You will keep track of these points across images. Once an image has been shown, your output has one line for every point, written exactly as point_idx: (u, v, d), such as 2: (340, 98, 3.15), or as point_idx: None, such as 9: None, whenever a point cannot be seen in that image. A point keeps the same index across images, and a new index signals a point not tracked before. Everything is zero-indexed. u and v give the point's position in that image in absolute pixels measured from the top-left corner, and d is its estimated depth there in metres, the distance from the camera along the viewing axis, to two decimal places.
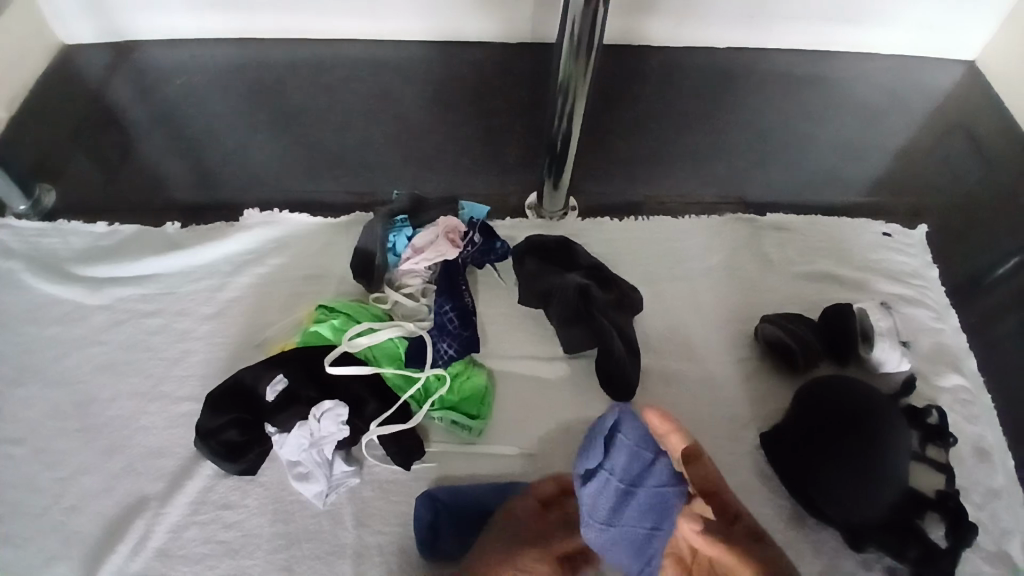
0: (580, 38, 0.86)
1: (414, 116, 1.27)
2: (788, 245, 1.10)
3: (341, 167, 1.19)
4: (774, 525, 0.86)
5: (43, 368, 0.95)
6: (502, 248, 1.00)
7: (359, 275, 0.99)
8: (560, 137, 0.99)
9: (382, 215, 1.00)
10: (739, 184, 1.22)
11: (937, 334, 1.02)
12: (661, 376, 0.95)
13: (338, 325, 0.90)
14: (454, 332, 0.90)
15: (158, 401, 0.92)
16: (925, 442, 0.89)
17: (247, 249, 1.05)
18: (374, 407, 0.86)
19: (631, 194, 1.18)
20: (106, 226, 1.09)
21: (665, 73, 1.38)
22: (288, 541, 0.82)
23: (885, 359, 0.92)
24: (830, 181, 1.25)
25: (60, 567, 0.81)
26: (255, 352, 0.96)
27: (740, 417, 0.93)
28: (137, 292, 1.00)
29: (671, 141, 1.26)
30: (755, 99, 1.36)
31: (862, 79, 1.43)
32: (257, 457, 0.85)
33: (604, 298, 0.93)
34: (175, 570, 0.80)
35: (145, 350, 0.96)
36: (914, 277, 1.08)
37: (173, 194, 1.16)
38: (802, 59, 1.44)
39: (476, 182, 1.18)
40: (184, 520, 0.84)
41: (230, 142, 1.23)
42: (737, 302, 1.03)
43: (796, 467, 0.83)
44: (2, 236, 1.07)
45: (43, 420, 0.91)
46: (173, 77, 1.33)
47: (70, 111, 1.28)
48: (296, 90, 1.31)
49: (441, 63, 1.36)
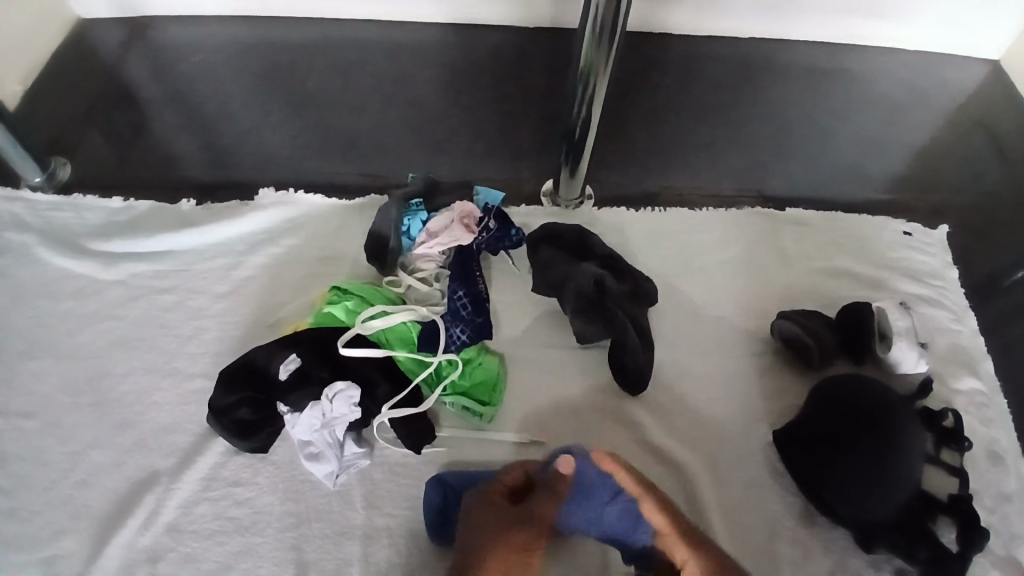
0: (602, 28, 0.84)
1: (429, 100, 1.26)
2: (806, 240, 1.08)
3: (355, 149, 1.18)
4: (786, 522, 0.85)
5: (57, 341, 0.96)
6: (518, 235, 0.99)
7: (372, 257, 0.98)
8: (579, 124, 0.97)
9: (398, 198, 0.99)
10: (758, 178, 1.20)
11: (953, 335, 1.01)
12: (675, 368, 0.95)
13: (352, 307, 0.90)
14: (467, 318, 0.90)
15: (171, 376, 0.92)
16: (939, 444, 0.89)
17: (261, 229, 1.04)
18: (386, 389, 0.86)
19: (648, 185, 1.16)
20: (121, 202, 1.08)
21: (686, 63, 1.35)
22: (298, 520, 0.83)
23: (901, 359, 0.91)
24: (850, 178, 1.23)
25: (71, 538, 0.82)
26: (268, 331, 0.96)
27: (754, 412, 0.92)
28: (151, 269, 1.00)
29: (689, 132, 1.25)
30: (776, 92, 1.33)
31: (886, 77, 1.40)
32: (269, 436, 0.86)
33: (619, 289, 0.92)
34: (184, 546, 0.81)
35: (159, 327, 0.96)
36: (933, 277, 1.06)
37: (188, 172, 1.16)
38: (824, 52, 1.41)
39: (492, 168, 1.17)
40: (195, 496, 0.84)
41: (246, 121, 1.22)
42: (752, 296, 1.02)
43: (809, 467, 0.83)
44: (17, 209, 1.07)
45: (55, 393, 0.92)
46: (188, 55, 1.32)
47: (84, 87, 1.27)
48: (311, 70, 1.30)
49: (457, 46, 1.34)
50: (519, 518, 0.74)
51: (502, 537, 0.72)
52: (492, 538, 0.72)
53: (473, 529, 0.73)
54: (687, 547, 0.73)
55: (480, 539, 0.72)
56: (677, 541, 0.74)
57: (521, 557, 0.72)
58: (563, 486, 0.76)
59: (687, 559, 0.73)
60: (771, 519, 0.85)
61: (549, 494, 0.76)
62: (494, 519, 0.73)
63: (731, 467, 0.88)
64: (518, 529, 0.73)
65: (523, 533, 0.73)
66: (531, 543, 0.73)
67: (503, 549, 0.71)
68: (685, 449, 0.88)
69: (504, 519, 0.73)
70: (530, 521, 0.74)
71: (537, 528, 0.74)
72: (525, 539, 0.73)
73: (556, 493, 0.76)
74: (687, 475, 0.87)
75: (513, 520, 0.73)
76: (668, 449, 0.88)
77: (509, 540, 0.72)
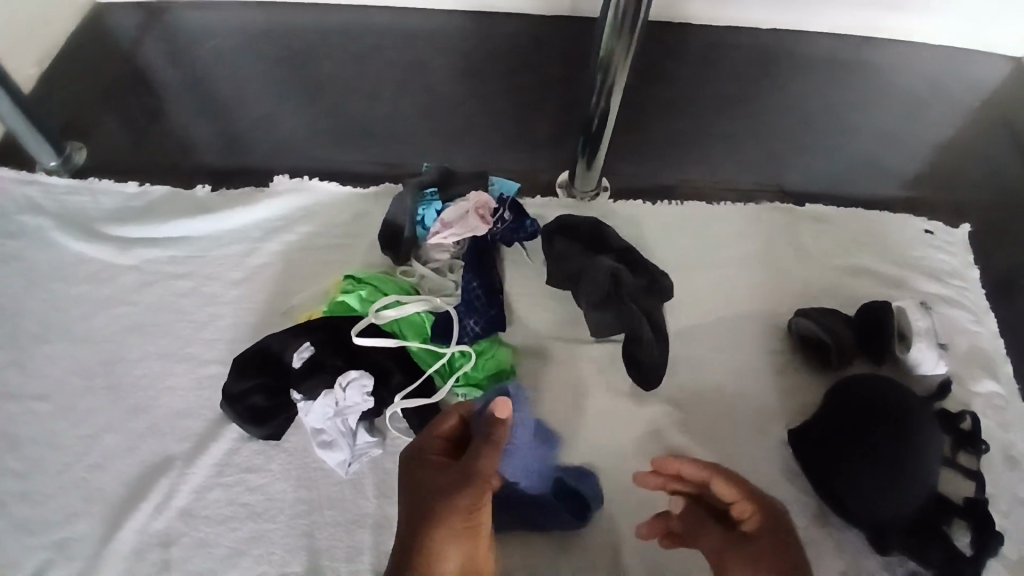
0: (624, 18, 0.83)
1: (443, 89, 1.24)
2: (826, 237, 1.06)
3: (369, 138, 1.18)
4: (799, 522, 0.84)
5: (73, 325, 0.96)
6: (532, 227, 0.97)
7: (386, 246, 0.97)
8: (597, 115, 0.95)
9: (413, 187, 0.98)
10: (776, 172, 1.18)
11: (973, 336, 0.99)
12: (689, 363, 0.94)
13: (366, 296, 0.89)
14: (480, 309, 0.90)
15: (186, 362, 0.93)
16: (956, 447, 0.88)
17: (276, 216, 1.04)
18: (399, 378, 0.86)
19: (665, 178, 1.15)
20: (137, 187, 1.08)
21: (705, 54, 1.33)
22: (310, 507, 0.83)
23: (920, 360, 0.90)
24: (870, 174, 1.21)
25: (86, 521, 0.83)
26: (281, 318, 0.96)
27: (769, 410, 0.91)
28: (166, 254, 1.01)
29: (707, 124, 1.23)
30: (796, 86, 1.31)
31: (911, 72, 1.37)
32: (283, 423, 0.86)
33: (635, 283, 0.92)
34: (197, 530, 0.82)
35: (174, 312, 0.96)
36: (954, 277, 1.04)
37: (203, 158, 1.15)
38: (846, 45, 1.38)
39: (507, 158, 1.15)
40: (208, 481, 0.85)
41: (260, 108, 1.22)
42: (769, 293, 1.00)
43: (825, 467, 0.82)
44: (33, 192, 1.07)
45: (70, 377, 0.92)
46: (202, 40, 1.32)
47: (99, 71, 1.27)
48: (325, 57, 1.29)
49: (473, 34, 1.32)
50: (458, 471, 0.68)
51: (441, 498, 0.66)
52: (431, 493, 0.67)
53: (413, 484, 0.69)
54: (743, 495, 0.72)
55: (422, 505, 0.67)
56: (735, 493, 0.72)
57: (464, 519, 0.66)
58: (498, 430, 0.70)
59: (748, 507, 0.72)
60: None
61: (482, 445, 0.69)
62: (433, 474, 0.69)
63: (744, 465, 0.87)
64: (456, 482, 0.67)
65: (457, 490, 0.66)
66: (470, 499, 0.66)
67: (442, 512, 0.66)
68: (698, 446, 0.88)
69: (444, 473, 0.69)
70: (467, 474, 0.67)
71: (476, 481, 0.67)
72: (463, 495, 0.66)
73: (491, 441, 0.69)
74: None
75: (451, 474, 0.68)
76: (681, 445, 0.87)
77: (446, 494, 0.66)
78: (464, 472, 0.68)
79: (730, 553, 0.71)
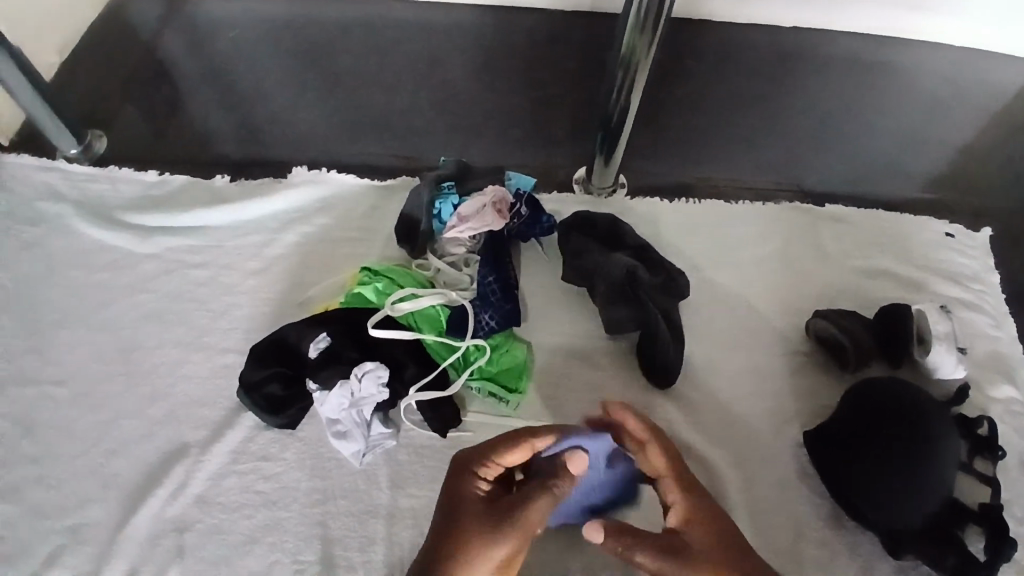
0: (647, 14, 0.82)
1: (461, 83, 1.24)
2: (845, 237, 1.05)
3: (387, 131, 1.18)
4: (812, 523, 0.84)
5: (92, 312, 0.97)
6: (549, 222, 0.97)
7: (403, 240, 0.98)
8: (617, 111, 0.95)
9: (430, 180, 0.98)
10: (795, 171, 1.17)
11: (992, 341, 0.97)
12: (705, 362, 0.93)
13: (382, 288, 0.90)
14: (496, 304, 0.89)
15: (203, 350, 0.94)
16: (973, 452, 0.87)
17: (294, 207, 1.05)
18: (413, 371, 0.86)
19: (682, 176, 1.14)
20: (157, 176, 1.09)
21: (726, 51, 1.32)
22: (323, 497, 0.84)
23: (939, 364, 0.89)
24: (890, 175, 1.19)
25: (102, 505, 0.84)
26: (298, 309, 0.97)
27: (783, 411, 0.91)
28: (184, 243, 1.01)
29: (726, 122, 1.22)
30: (816, 85, 1.29)
31: (936, 72, 1.34)
32: (298, 412, 0.86)
33: (651, 281, 0.91)
34: (212, 517, 0.83)
35: (191, 301, 0.97)
36: (973, 281, 1.03)
37: (221, 148, 1.16)
38: (869, 44, 1.36)
39: (524, 154, 1.15)
40: (223, 469, 0.86)
41: (279, 99, 1.22)
42: (787, 294, 1.00)
43: (840, 470, 0.81)
44: (54, 179, 1.09)
45: (88, 362, 0.94)
46: (222, 31, 1.32)
47: (120, 61, 1.28)
48: (344, 49, 1.29)
49: (492, 28, 1.32)
50: (514, 510, 0.68)
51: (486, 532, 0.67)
52: (479, 528, 0.67)
53: (459, 504, 0.69)
54: (669, 467, 0.73)
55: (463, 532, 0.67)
56: (662, 464, 0.73)
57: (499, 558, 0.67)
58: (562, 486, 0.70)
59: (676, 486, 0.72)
60: (798, 519, 0.84)
61: (542, 493, 0.69)
62: (484, 505, 0.69)
63: (758, 465, 0.87)
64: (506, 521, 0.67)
65: (506, 531, 0.67)
66: (511, 547, 0.67)
67: (483, 547, 0.66)
68: (712, 445, 0.87)
69: (497, 507, 0.69)
70: (521, 517, 0.68)
71: (526, 528, 0.68)
72: (505, 541, 0.67)
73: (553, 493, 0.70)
74: (714, 472, 0.86)
75: (499, 511, 0.68)
76: (695, 444, 0.87)
77: (497, 534, 0.67)
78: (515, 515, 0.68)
79: (652, 538, 0.67)
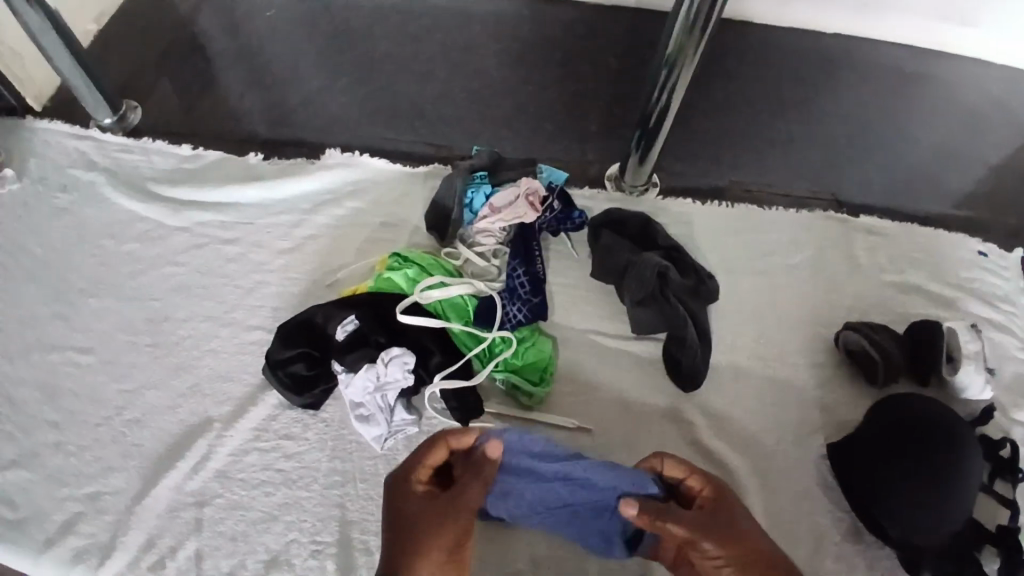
0: (697, 14, 0.81)
1: (496, 74, 1.23)
2: (878, 251, 1.04)
3: (420, 118, 1.18)
4: (831, 536, 0.84)
5: (120, 283, 0.98)
6: (580, 218, 0.96)
7: (433, 227, 0.98)
8: (657, 110, 0.94)
9: (463, 169, 0.98)
10: (830, 181, 1.16)
11: (1022, 364, 0.96)
12: (730, 369, 0.93)
13: (412, 275, 0.90)
14: (524, 297, 0.89)
15: (229, 326, 0.94)
16: (994, 475, 0.87)
17: (326, 189, 1.05)
18: (439, 359, 0.86)
19: (716, 179, 1.13)
20: (190, 150, 1.10)
21: (766, 54, 1.30)
22: (343, 479, 0.84)
23: (967, 384, 0.88)
24: (925, 191, 1.18)
25: (123, 475, 0.85)
26: (326, 291, 0.97)
27: (807, 422, 0.90)
28: (215, 219, 1.02)
29: (762, 127, 1.20)
30: (855, 95, 1.27)
31: (979, 88, 1.32)
32: (323, 393, 0.87)
33: (682, 283, 0.91)
34: (232, 492, 0.84)
35: (220, 276, 0.98)
36: (1006, 302, 1.01)
37: (255, 126, 1.16)
38: (911, 56, 1.34)
39: (557, 148, 1.15)
40: (245, 446, 0.86)
41: (314, 80, 1.22)
42: (816, 304, 0.99)
43: (864, 485, 0.80)
44: (88, 148, 1.09)
45: (115, 332, 0.94)
46: (259, 10, 1.32)
47: (156, 34, 1.28)
48: (381, 34, 1.28)
49: (531, 20, 1.31)
50: (448, 504, 0.70)
51: (430, 533, 0.68)
52: (419, 527, 0.68)
53: (398, 510, 0.70)
54: (692, 471, 0.72)
55: (409, 536, 0.68)
56: (683, 470, 0.73)
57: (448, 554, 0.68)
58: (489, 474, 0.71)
59: (701, 483, 0.72)
60: (816, 532, 0.84)
61: (473, 484, 0.71)
62: (423, 505, 0.70)
63: (781, 475, 0.87)
64: (446, 519, 0.69)
65: (448, 527, 0.68)
66: (456, 541, 0.69)
67: (429, 547, 0.67)
68: (733, 451, 0.87)
69: (434, 505, 0.70)
70: (456, 508, 0.70)
71: (464, 518, 0.70)
72: (450, 535, 0.68)
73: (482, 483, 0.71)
74: (735, 479, 0.85)
75: (439, 508, 0.70)
76: (716, 449, 0.87)
77: (437, 529, 0.68)
78: (454, 508, 0.70)
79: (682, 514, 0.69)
